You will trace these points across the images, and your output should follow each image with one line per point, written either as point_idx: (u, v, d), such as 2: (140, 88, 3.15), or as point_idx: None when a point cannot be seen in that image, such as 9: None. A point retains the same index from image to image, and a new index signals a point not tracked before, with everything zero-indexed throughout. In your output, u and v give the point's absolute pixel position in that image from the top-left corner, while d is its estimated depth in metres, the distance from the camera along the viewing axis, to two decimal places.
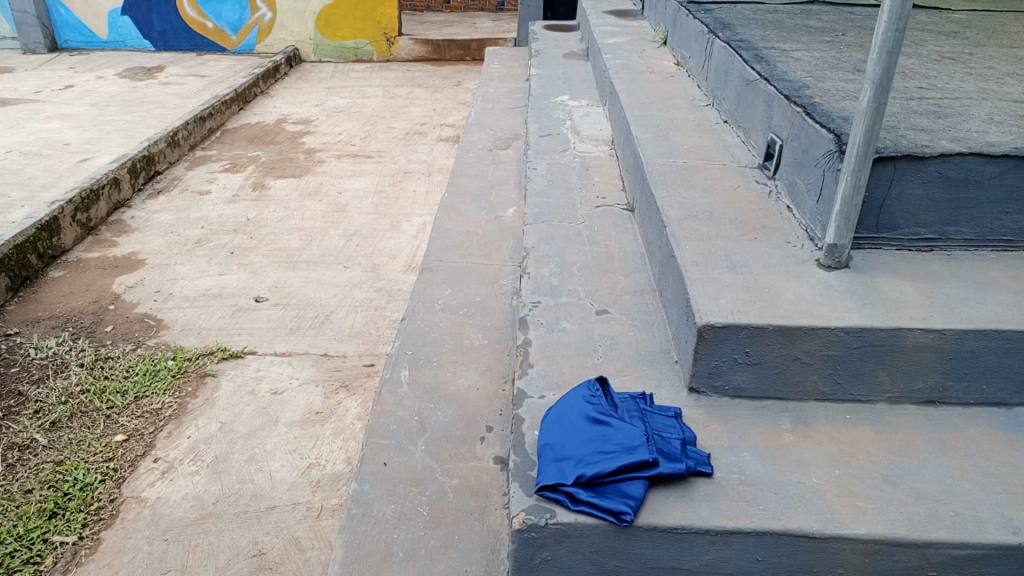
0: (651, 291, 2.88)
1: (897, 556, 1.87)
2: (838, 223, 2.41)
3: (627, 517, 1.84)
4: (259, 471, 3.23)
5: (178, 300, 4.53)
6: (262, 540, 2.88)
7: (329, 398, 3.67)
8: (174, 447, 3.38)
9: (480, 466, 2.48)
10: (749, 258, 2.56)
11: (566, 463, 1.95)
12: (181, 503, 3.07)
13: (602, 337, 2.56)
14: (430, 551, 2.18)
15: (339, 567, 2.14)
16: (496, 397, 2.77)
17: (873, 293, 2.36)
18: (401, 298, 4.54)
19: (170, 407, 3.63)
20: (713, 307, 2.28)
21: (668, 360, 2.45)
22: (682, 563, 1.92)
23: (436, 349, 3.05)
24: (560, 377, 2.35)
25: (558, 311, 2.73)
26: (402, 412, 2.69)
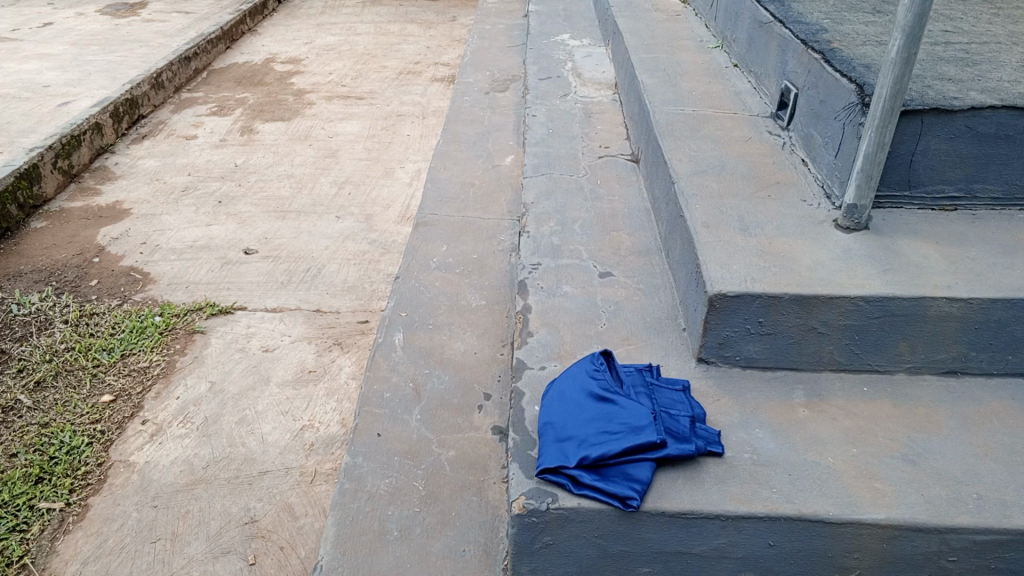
0: (657, 251, 2.74)
1: (916, 541, 1.79)
2: (859, 182, 2.26)
3: (633, 502, 1.74)
4: (250, 434, 3.13)
5: (165, 253, 4.38)
6: (254, 506, 2.80)
7: (322, 356, 3.56)
8: (162, 409, 3.28)
9: (478, 437, 2.37)
10: (762, 219, 2.41)
11: (569, 443, 1.84)
12: (170, 468, 2.98)
13: (605, 303, 2.44)
14: (427, 529, 2.09)
15: (331, 546, 2.04)
16: (494, 362, 2.66)
17: (894, 257, 2.22)
18: (394, 250, 4.40)
19: (158, 365, 3.52)
20: (725, 273, 2.15)
21: (676, 328, 2.33)
22: (691, 548, 1.83)
23: (432, 311, 2.92)
24: (562, 347, 2.23)
25: (558, 274, 2.60)
26: (396, 379, 2.58)
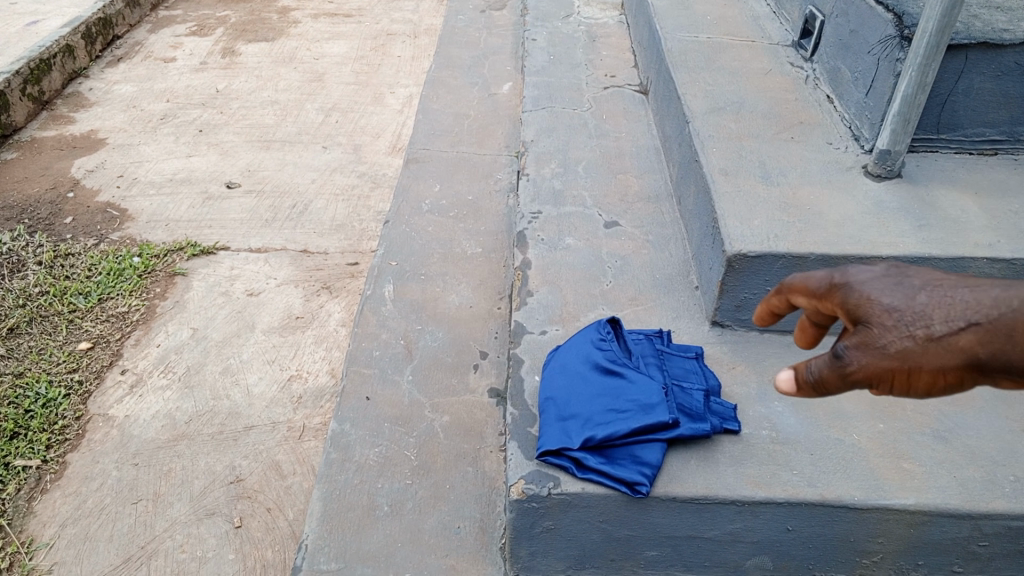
0: (668, 198, 2.54)
1: (946, 527, 1.65)
2: (894, 126, 2.04)
3: (642, 488, 1.60)
4: (235, 385, 2.98)
5: (144, 187, 4.14)
6: (239, 464, 2.67)
7: (310, 301, 3.38)
8: (142, 358, 3.13)
9: (474, 400, 2.22)
10: (785, 165, 2.20)
11: (572, 422, 1.69)
12: (151, 423, 2.84)
13: (611, 258, 2.25)
14: (418, 505, 1.95)
15: (316, 523, 1.91)
16: (491, 317, 2.50)
17: (930, 210, 2.02)
18: (385, 185, 4.17)
19: (137, 310, 3.35)
20: (744, 229, 1.95)
21: (688, 286, 2.15)
22: (702, 532, 1.70)
23: (423, 260, 2.73)
24: (564, 309, 2.06)
25: (560, 224, 2.41)
26: (385, 336, 2.42)
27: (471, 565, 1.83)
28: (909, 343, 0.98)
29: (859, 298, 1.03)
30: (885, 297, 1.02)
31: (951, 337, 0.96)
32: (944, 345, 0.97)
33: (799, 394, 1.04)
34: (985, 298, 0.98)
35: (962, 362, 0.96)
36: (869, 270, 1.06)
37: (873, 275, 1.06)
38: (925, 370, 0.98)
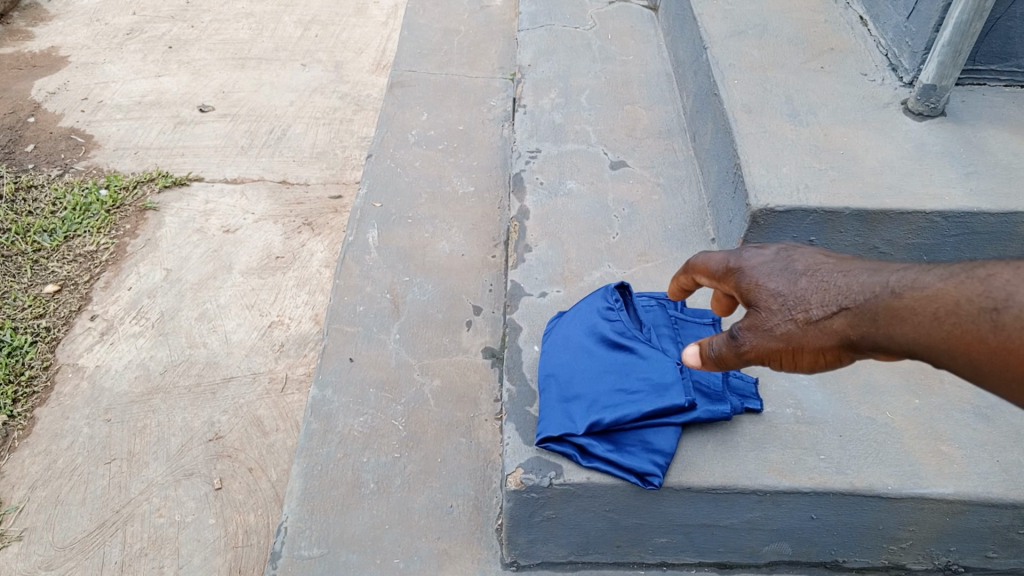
0: (680, 134, 2.29)
1: (986, 515, 1.50)
2: (942, 58, 1.79)
3: (655, 480, 1.44)
4: (212, 332, 2.79)
5: (110, 111, 3.84)
6: (218, 420, 2.51)
7: (291, 239, 3.16)
8: (113, 302, 2.92)
9: (467, 361, 2.04)
10: (815, 100, 1.96)
11: (576, 404, 1.52)
12: (124, 374, 2.66)
13: (617, 205, 2.05)
14: (407, 481, 1.80)
15: (296, 504, 1.75)
16: (485, 267, 2.30)
17: (978, 154, 1.80)
18: (369, 107, 3.88)
19: (106, 249, 3.12)
20: (772, 177, 1.73)
21: (703, 238, 1.95)
22: (718, 521, 1.55)
23: (411, 201, 2.53)
24: (566, 267, 1.86)
25: (561, 165, 2.19)
26: (370, 289, 2.22)
27: (465, 550, 1.69)
28: (789, 327, 1.11)
29: (749, 283, 1.17)
30: (772, 284, 1.15)
31: (825, 321, 1.07)
32: (820, 328, 1.08)
33: (708, 368, 1.21)
34: (857, 283, 1.07)
35: (837, 342, 1.07)
36: (763, 257, 1.19)
37: (767, 261, 1.18)
38: (807, 349, 1.10)
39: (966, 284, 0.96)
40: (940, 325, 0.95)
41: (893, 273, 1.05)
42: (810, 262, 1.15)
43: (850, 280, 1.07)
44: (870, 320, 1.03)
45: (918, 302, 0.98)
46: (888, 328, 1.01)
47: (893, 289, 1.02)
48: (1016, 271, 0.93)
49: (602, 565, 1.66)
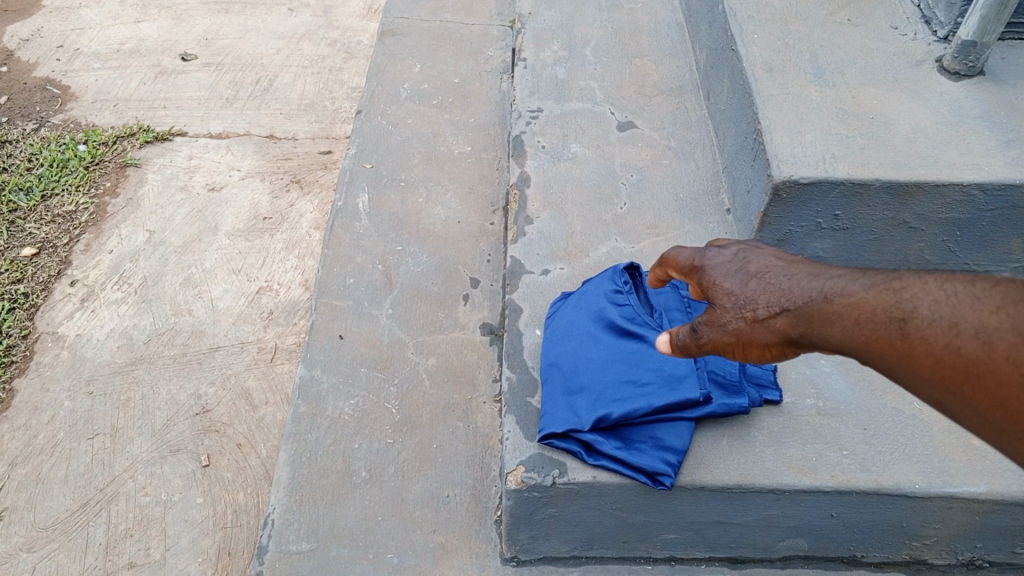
0: (693, 92, 2.13)
1: (1018, 514, 1.41)
2: (986, 11, 1.63)
3: (666, 481, 1.34)
4: (198, 298, 2.67)
5: (87, 59, 3.64)
6: (205, 392, 2.41)
7: (279, 198, 3.02)
8: (93, 266, 2.79)
9: (464, 338, 1.92)
10: (841, 57, 1.80)
11: (582, 397, 1.40)
12: (106, 343, 2.54)
13: (625, 171, 1.91)
14: (401, 469, 1.70)
15: (284, 494, 1.66)
16: (483, 235, 2.17)
17: (1019, 119, 1.65)
18: (360, 55, 3.69)
19: (85, 209, 2.97)
20: (795, 146, 1.58)
21: (718, 209, 1.81)
22: (732, 518, 1.46)
23: (404, 162, 2.38)
24: (570, 242, 1.74)
25: (564, 126, 2.04)
26: (360, 259, 2.09)
27: (463, 544, 1.59)
28: (738, 325, 1.08)
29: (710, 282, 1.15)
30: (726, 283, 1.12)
31: (768, 320, 1.04)
32: (765, 327, 1.05)
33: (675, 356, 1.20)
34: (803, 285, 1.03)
35: (778, 340, 1.04)
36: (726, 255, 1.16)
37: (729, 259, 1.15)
38: (754, 344, 1.07)
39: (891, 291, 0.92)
40: (858, 330, 0.92)
41: (834, 275, 1.01)
42: (765, 261, 1.11)
43: (793, 281, 1.04)
44: (805, 321, 0.99)
45: (843, 307, 0.95)
46: (818, 329, 0.98)
47: (828, 291, 0.99)
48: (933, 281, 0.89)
49: (607, 560, 1.57)
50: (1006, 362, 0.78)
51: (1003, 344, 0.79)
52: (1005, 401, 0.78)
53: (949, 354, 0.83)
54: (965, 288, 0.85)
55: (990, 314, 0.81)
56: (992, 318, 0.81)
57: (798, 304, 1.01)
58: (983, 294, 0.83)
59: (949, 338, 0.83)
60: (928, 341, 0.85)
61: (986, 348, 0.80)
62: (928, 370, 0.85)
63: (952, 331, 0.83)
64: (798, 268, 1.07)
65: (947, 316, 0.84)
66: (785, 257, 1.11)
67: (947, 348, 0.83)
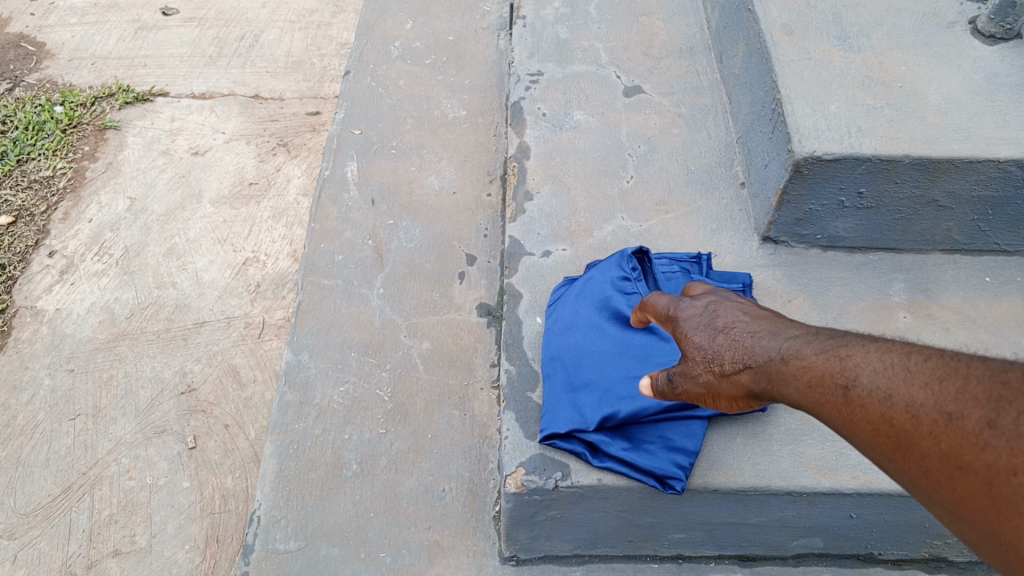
0: (704, 54, 1.99)
1: None
2: None
3: (677, 485, 1.25)
4: (182, 271, 2.54)
5: (63, 14, 3.46)
6: (191, 369, 2.30)
7: (265, 162, 2.88)
8: (72, 236, 2.66)
9: (460, 320, 1.82)
10: (867, 18, 1.66)
11: (586, 393, 1.31)
12: (87, 318, 2.43)
13: (631, 141, 1.79)
14: (394, 461, 1.61)
15: (270, 488, 1.57)
16: (479, 207, 2.05)
17: None
18: (350, 9, 3.51)
19: (63, 174, 2.83)
20: (818, 118, 1.46)
21: (732, 183, 1.69)
22: (745, 519, 1.37)
23: (395, 128, 2.24)
24: (573, 220, 1.62)
25: (566, 91, 1.90)
26: (349, 234, 1.98)
27: (459, 541, 1.51)
28: (708, 376, 1.08)
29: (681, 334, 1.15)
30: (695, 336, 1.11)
31: (733, 376, 1.03)
32: (732, 381, 1.04)
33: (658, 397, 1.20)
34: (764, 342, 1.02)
35: (745, 393, 1.03)
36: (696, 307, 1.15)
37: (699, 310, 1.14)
38: (725, 395, 1.06)
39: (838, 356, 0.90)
40: (807, 394, 0.91)
41: (796, 333, 0.99)
42: (733, 314, 1.09)
43: (756, 337, 1.03)
44: (766, 379, 0.98)
45: (796, 369, 0.94)
46: (777, 389, 0.96)
47: (786, 352, 0.97)
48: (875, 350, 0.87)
49: (612, 558, 1.49)
50: (930, 438, 0.77)
51: (928, 421, 0.77)
52: (930, 475, 0.77)
53: (885, 424, 0.82)
54: (901, 359, 0.84)
55: (920, 389, 0.80)
56: (922, 393, 0.80)
57: (760, 361, 1.00)
58: (917, 368, 0.82)
59: (886, 408, 0.82)
60: (865, 409, 0.84)
61: (913, 423, 0.79)
62: (866, 437, 0.84)
63: (886, 402, 0.82)
64: (765, 322, 1.05)
65: (883, 387, 0.83)
66: (754, 310, 1.09)
67: (881, 419, 0.82)
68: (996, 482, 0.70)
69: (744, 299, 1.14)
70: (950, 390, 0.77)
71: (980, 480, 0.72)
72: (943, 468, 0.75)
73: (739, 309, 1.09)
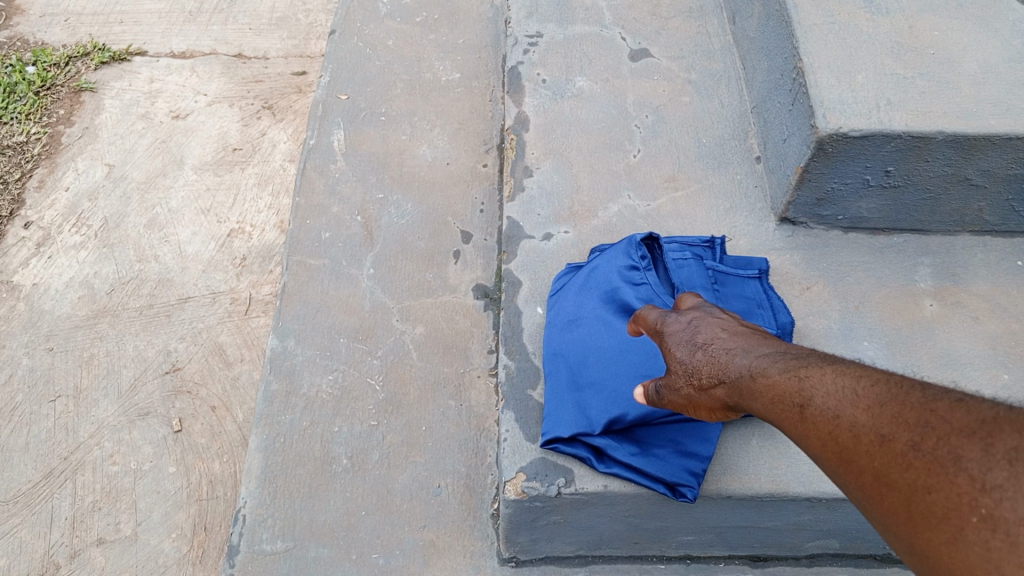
0: (716, 14, 1.85)
1: None
2: None
3: (688, 493, 1.17)
4: (164, 243, 2.23)
5: None
6: (175, 348, 2.02)
7: (248, 127, 2.54)
8: (48, 206, 2.35)
9: (455, 302, 1.72)
10: None
11: (592, 394, 1.22)
12: (66, 294, 2.14)
13: (638, 110, 1.66)
14: (387, 455, 1.52)
15: (255, 485, 1.48)
16: (475, 179, 1.93)
17: None
18: None
19: (38, 140, 2.52)
20: (844, 90, 1.34)
21: (746, 157, 1.58)
22: (757, 522, 1.29)
23: (385, 93, 2.11)
24: (574, 200, 1.52)
25: (568, 55, 1.77)
26: (337, 210, 1.86)
27: (456, 541, 1.43)
28: (687, 391, 1.03)
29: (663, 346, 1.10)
30: (675, 349, 1.06)
31: (709, 390, 0.99)
32: (709, 395, 0.99)
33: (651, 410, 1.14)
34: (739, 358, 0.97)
35: (721, 407, 0.99)
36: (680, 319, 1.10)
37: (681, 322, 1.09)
38: (702, 408, 1.02)
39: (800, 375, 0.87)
40: (770, 411, 0.88)
41: (770, 351, 0.95)
42: (712, 328, 1.04)
43: (731, 353, 0.98)
44: (737, 395, 0.94)
45: (762, 387, 0.90)
46: (747, 406, 0.92)
47: (757, 368, 0.92)
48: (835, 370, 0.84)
49: (616, 559, 1.40)
50: (867, 456, 0.75)
51: (866, 440, 0.76)
52: (867, 489, 0.75)
53: (832, 442, 0.79)
54: (851, 381, 0.81)
55: (863, 410, 0.77)
56: (865, 414, 0.77)
57: (732, 376, 0.95)
58: (864, 389, 0.79)
59: (832, 426, 0.80)
60: (816, 426, 0.81)
61: (852, 441, 0.77)
62: (816, 453, 0.82)
63: (834, 421, 0.80)
64: (741, 337, 1.00)
65: (831, 407, 0.80)
66: (733, 325, 1.04)
67: (828, 436, 0.80)
68: (917, 499, 0.69)
69: (726, 313, 1.08)
70: (888, 412, 0.75)
71: (903, 498, 0.70)
72: (876, 484, 0.74)
73: (718, 324, 1.04)
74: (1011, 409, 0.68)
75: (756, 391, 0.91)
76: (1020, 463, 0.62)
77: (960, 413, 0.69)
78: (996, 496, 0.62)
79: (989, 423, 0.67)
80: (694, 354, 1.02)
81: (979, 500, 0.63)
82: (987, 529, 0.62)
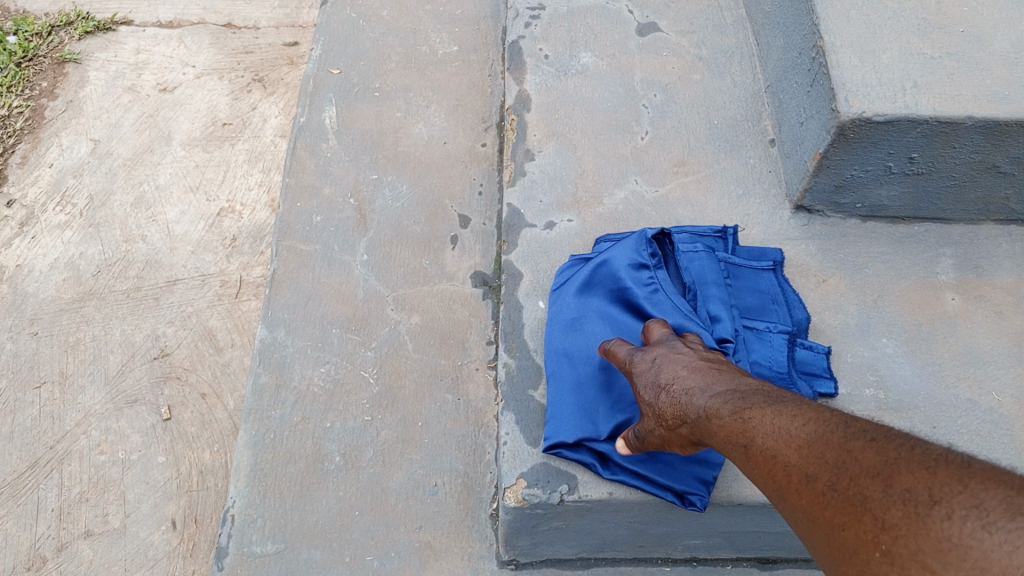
0: None
1: None
2: None
3: (697, 501, 1.11)
4: (152, 223, 2.15)
5: None
6: (164, 333, 1.94)
7: (238, 100, 2.44)
8: (32, 183, 2.26)
9: (451, 291, 1.65)
10: None
11: (596, 398, 1.15)
12: (50, 276, 2.05)
13: (646, 89, 1.57)
14: (381, 453, 1.46)
15: (244, 483, 1.42)
16: (474, 160, 1.85)
17: None
18: None
19: (20, 114, 2.41)
20: (867, 71, 1.25)
21: (760, 139, 1.50)
22: (767, 527, 1.24)
23: (379, 67, 2.01)
24: (578, 186, 1.44)
25: (572, 28, 1.68)
26: (329, 191, 1.78)
27: (454, 542, 1.37)
28: (659, 431, 0.96)
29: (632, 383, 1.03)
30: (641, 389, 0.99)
31: (675, 433, 0.92)
32: (677, 433, 0.93)
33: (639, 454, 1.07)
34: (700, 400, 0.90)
35: (689, 445, 0.93)
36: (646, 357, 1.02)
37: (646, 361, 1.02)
38: (674, 445, 0.96)
39: (747, 414, 0.82)
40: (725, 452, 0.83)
41: (729, 389, 0.88)
42: (674, 365, 0.97)
43: (689, 393, 0.91)
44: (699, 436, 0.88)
45: (718, 429, 0.84)
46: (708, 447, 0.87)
47: (712, 409, 0.86)
48: (778, 408, 0.80)
49: (619, 561, 1.35)
50: (798, 494, 0.73)
51: (796, 479, 0.73)
52: (800, 525, 0.73)
53: (771, 482, 0.77)
54: (787, 420, 0.78)
55: (795, 449, 0.75)
56: (797, 453, 0.75)
57: (692, 417, 0.89)
58: (797, 428, 0.76)
59: (770, 466, 0.77)
60: (758, 464, 0.78)
61: (785, 479, 0.75)
62: (761, 486, 0.79)
63: (770, 461, 0.77)
64: (700, 374, 0.93)
65: (769, 446, 0.77)
66: (696, 361, 0.97)
67: (768, 473, 0.77)
68: (834, 535, 0.68)
69: (690, 347, 1.01)
70: (814, 450, 0.73)
71: (824, 536, 0.69)
72: (805, 520, 0.72)
73: (681, 362, 0.97)
74: (919, 446, 0.66)
75: (712, 432, 0.85)
76: (912, 504, 0.61)
77: (871, 452, 0.68)
78: (893, 534, 0.62)
79: (893, 463, 0.65)
80: (658, 397, 0.95)
81: (880, 537, 0.63)
82: (888, 564, 0.62)
